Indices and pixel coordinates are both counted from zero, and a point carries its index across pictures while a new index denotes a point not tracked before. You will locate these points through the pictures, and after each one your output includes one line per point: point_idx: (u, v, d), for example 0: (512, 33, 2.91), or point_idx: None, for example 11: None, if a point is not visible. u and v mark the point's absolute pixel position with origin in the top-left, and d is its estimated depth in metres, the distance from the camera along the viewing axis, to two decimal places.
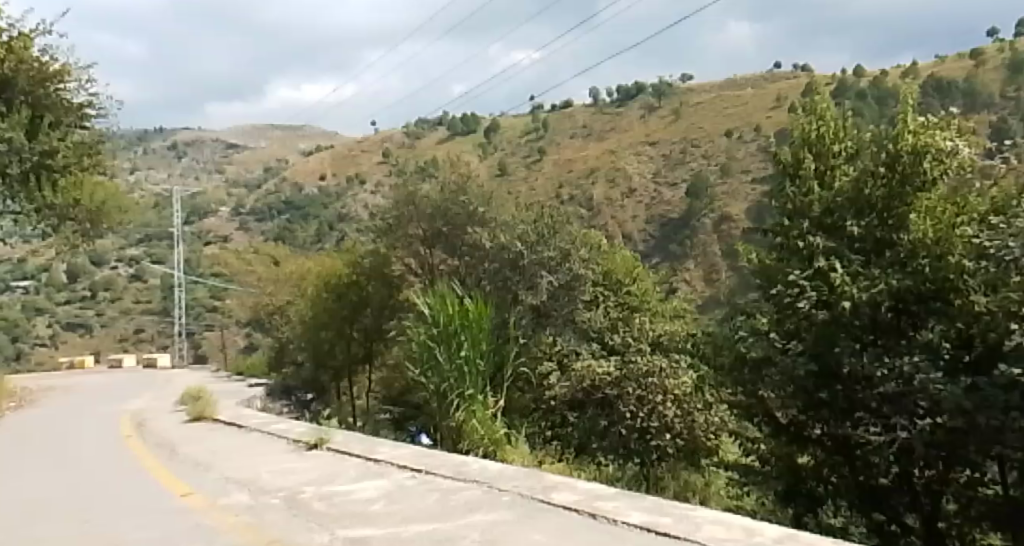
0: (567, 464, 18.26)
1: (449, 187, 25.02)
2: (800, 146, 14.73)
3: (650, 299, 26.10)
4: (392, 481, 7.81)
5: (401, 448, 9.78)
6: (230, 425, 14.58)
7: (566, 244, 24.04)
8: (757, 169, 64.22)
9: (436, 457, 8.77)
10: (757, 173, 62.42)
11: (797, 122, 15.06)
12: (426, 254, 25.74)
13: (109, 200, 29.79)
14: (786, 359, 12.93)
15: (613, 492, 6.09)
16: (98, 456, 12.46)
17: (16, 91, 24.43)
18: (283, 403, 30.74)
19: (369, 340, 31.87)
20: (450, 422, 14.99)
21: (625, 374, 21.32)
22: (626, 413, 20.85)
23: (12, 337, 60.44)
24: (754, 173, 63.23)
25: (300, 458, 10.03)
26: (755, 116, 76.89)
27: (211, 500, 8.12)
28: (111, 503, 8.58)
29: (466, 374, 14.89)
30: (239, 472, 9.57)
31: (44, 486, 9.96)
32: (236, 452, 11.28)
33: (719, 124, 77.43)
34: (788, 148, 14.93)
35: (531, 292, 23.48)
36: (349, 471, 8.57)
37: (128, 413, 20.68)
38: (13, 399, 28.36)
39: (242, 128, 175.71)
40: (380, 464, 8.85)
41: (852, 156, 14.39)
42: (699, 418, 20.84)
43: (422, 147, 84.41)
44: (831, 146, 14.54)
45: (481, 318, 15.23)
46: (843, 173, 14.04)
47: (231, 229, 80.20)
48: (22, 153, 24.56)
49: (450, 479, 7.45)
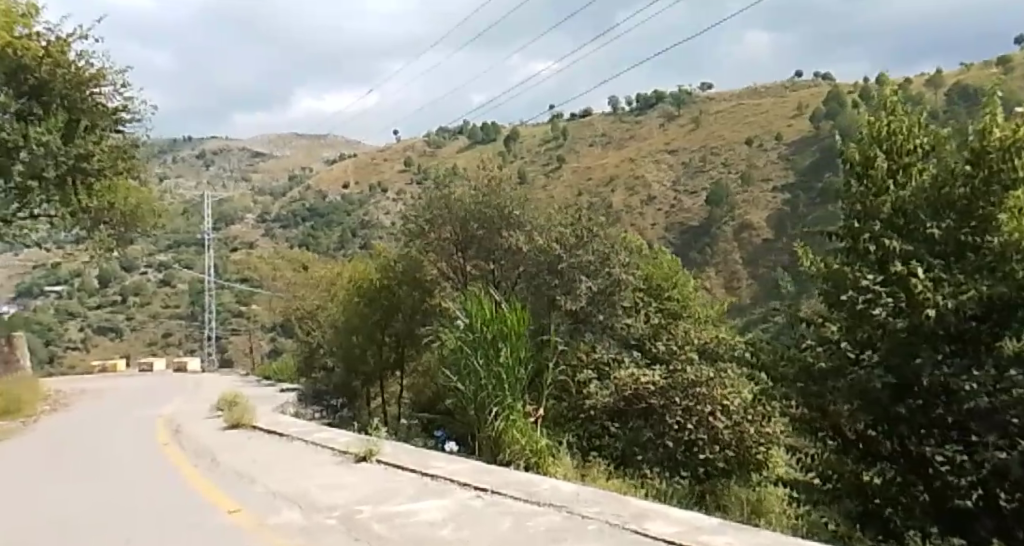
0: (611, 475, 17.79)
1: (480, 190, 24.28)
2: (869, 143, 14.00)
3: (691, 305, 25.85)
4: (456, 501, 7.17)
5: (457, 461, 9.13)
6: (268, 432, 14.06)
7: (605, 248, 23.11)
8: (779, 178, 64.96)
9: (502, 473, 8.12)
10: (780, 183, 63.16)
11: (865, 120, 14.37)
12: (459, 259, 25.05)
13: (143, 204, 29.67)
14: (860, 371, 12.19)
15: (717, 524, 5.43)
16: (135, 467, 11.96)
17: (53, 96, 24.29)
18: (315, 408, 30.39)
19: (400, 346, 31.38)
20: (488, 431, 14.28)
21: (671, 383, 20.64)
22: (672, 424, 20.03)
23: (45, 341, 60.84)
24: (776, 183, 64.17)
25: (349, 471, 9.45)
26: (775, 126, 76.39)
27: (260, 518, 7.52)
28: (152, 520, 8.03)
29: (503, 382, 14.26)
30: (285, 485, 8.97)
31: (79, 501, 9.45)
32: (278, 462, 10.71)
33: (739, 133, 76.94)
34: (856, 145, 14.21)
35: (568, 296, 22.57)
36: (409, 487, 7.97)
37: (164, 418, 20.28)
38: (48, 401, 28.41)
39: (264, 138, 177.74)
40: (438, 480, 8.20)
41: (928, 154, 13.68)
42: (750, 429, 20.08)
43: (443, 155, 84.69)
44: (904, 144, 13.81)
45: (519, 324, 14.63)
46: (920, 171, 13.33)
47: (256, 236, 80.52)
48: (58, 156, 24.34)
49: (523, 500, 6.81)
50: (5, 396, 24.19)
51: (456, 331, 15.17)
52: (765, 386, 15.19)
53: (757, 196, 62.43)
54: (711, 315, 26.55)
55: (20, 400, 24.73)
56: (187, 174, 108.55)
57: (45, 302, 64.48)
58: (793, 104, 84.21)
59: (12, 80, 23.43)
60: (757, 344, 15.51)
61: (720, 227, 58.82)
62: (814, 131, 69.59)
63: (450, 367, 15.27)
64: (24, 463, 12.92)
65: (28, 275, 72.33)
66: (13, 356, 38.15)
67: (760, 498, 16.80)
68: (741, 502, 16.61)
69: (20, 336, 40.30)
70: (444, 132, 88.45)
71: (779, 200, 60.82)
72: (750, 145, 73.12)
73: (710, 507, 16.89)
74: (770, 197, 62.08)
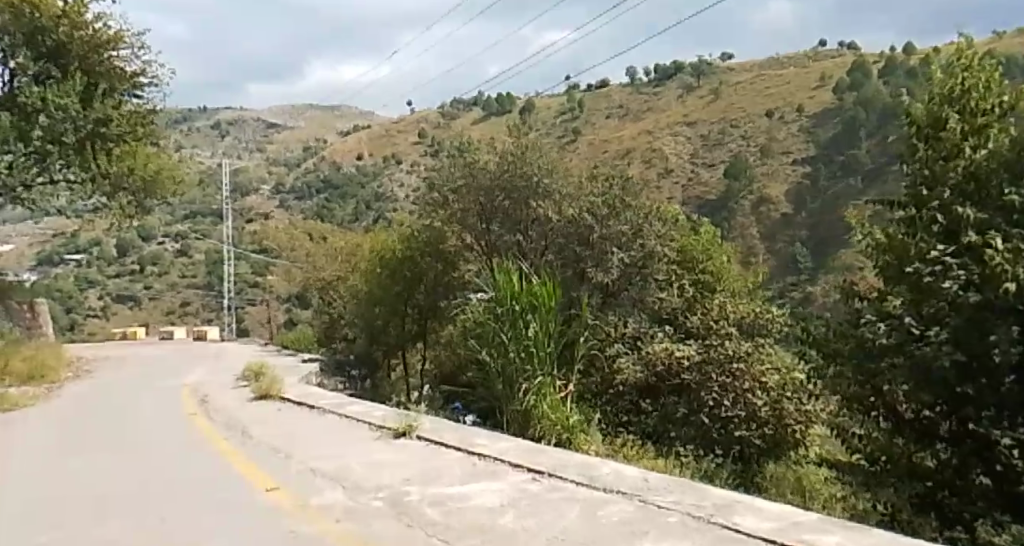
0: (645, 453, 17.28)
1: (508, 155, 23.50)
2: (940, 103, 13.24)
3: (727, 279, 24.78)
4: (511, 484, 6.67)
5: (504, 440, 8.58)
6: (299, 404, 13.58)
7: (638, 218, 22.49)
8: (799, 152, 65.20)
9: (558, 453, 7.59)
10: (799, 160, 63.59)
11: (935, 78, 13.57)
12: (484, 228, 24.27)
13: (164, 170, 29.21)
14: (922, 348, 11.58)
15: (817, 520, 4.82)
16: (164, 438, 11.60)
17: (72, 58, 25.31)
18: (338, 380, 29.99)
19: (424, 318, 31.04)
20: (517, 407, 13.75)
21: (707, 359, 20.06)
22: (708, 400, 19.39)
23: (66, 309, 60.97)
24: (796, 156, 64.63)
25: (390, 447, 8.98)
26: (796, 98, 75.04)
27: (301, 498, 7.05)
28: (187, 496, 7.60)
29: (533, 355, 13.72)
30: (324, 462, 8.51)
31: (111, 474, 9.08)
32: (314, 436, 10.27)
33: (758, 105, 75.51)
34: (924, 106, 13.47)
35: (601, 269, 22.29)
36: (460, 468, 7.48)
37: (190, 387, 19.98)
38: (71, 367, 28.42)
39: (276, 109, 177.24)
40: (487, 459, 7.69)
41: (1007, 112, 12.81)
42: (790, 407, 19.30)
43: (458, 125, 84.02)
44: (982, 101, 12.90)
45: (550, 298, 14.09)
46: (1000, 132, 12.50)
47: (272, 206, 79.97)
48: (77, 120, 25.01)
49: (585, 486, 6.25)
50: (29, 362, 23.98)
51: (487, 302, 14.83)
52: (818, 363, 14.62)
53: (776, 169, 63.02)
54: (748, 288, 25.81)
55: (43, 366, 24.49)
56: (202, 143, 107.95)
57: (66, 270, 64.69)
58: (815, 76, 82.76)
59: (31, 41, 24.65)
60: (810, 320, 15.00)
61: (737, 201, 58.05)
62: (838, 103, 68.41)
63: (477, 340, 14.77)
64: (46, 431, 12.62)
65: (47, 243, 72.47)
66: (34, 323, 37.99)
67: (798, 476, 16.30)
68: (780, 483, 16.15)
69: (42, 303, 40.30)
70: (459, 103, 87.36)
71: (800, 172, 61.98)
72: (771, 117, 71.98)
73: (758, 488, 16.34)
74: (790, 169, 63.03)
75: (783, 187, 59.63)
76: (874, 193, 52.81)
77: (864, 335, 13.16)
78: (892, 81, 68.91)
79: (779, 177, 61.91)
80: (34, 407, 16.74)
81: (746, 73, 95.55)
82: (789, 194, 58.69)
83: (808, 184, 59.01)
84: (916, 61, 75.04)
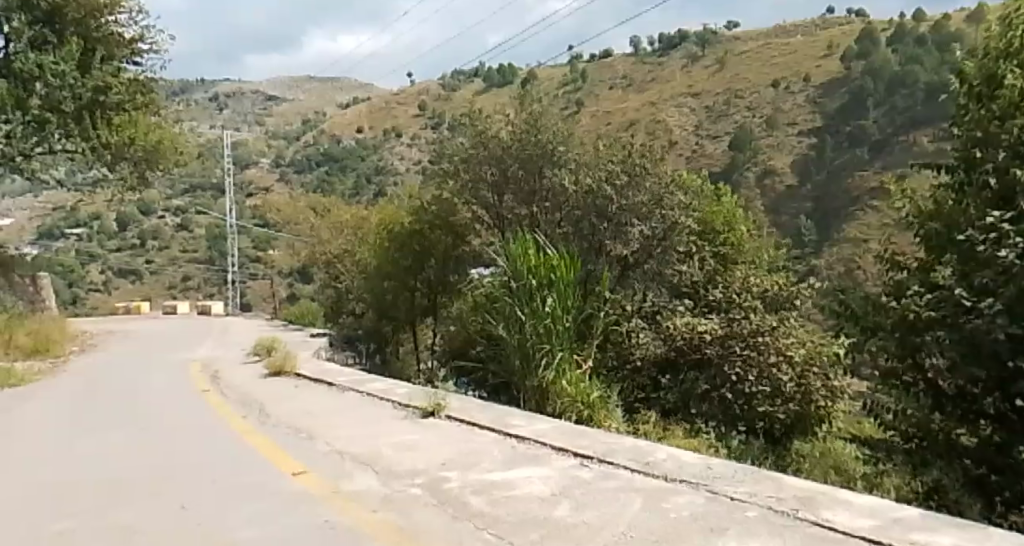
0: (666, 431, 16.82)
1: (520, 123, 22.90)
2: (994, 61, 12.53)
3: (746, 250, 24.22)
4: (559, 471, 6.18)
5: (542, 421, 8.09)
6: (316, 381, 13.09)
7: (658, 188, 21.76)
8: (804, 123, 64.57)
9: (606, 437, 7.10)
10: (804, 132, 62.97)
11: (992, 35, 12.82)
12: (494, 200, 23.67)
13: (165, 141, 28.88)
14: (974, 320, 11.00)
15: (919, 518, 4.31)
16: (177, 417, 11.16)
17: (67, 23, 25.38)
18: (348, 355, 29.54)
19: (433, 292, 30.53)
20: (534, 382, 13.29)
21: (730, 333, 19.55)
22: (732, 375, 18.90)
23: (69, 283, 60.61)
24: (801, 128, 64.00)
25: (420, 428, 8.53)
26: (803, 67, 74.01)
27: (333, 483, 6.60)
28: (210, 479, 7.16)
29: (552, 329, 13.25)
30: (351, 444, 8.04)
31: (126, 455, 8.66)
32: (336, 415, 9.83)
33: (764, 75, 74.40)
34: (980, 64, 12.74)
35: (620, 241, 21.39)
36: (500, 452, 7.03)
37: (198, 362, 19.53)
38: (76, 341, 28.12)
39: (275, 81, 176.01)
40: (527, 443, 7.22)
41: None
42: (816, 382, 19.08)
43: (460, 97, 83.34)
44: None
45: (568, 272, 13.62)
46: None
47: (273, 180, 79.22)
48: (75, 88, 24.89)
49: (643, 473, 5.76)
50: (33, 336, 23.53)
51: (503, 275, 14.34)
52: (855, 338, 14.09)
53: (782, 140, 62.34)
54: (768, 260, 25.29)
55: (47, 340, 24.06)
56: (201, 115, 106.92)
57: (67, 244, 64.29)
58: (822, 45, 81.75)
59: (25, 5, 24.75)
60: (846, 294, 14.44)
61: (742, 173, 57.38)
62: (845, 73, 67.63)
63: (493, 314, 14.30)
64: (51, 411, 12.17)
65: (48, 216, 71.95)
66: (37, 296, 37.49)
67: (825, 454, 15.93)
68: (810, 464, 15.63)
69: (44, 277, 39.88)
70: (460, 74, 86.36)
71: (805, 144, 61.43)
72: (776, 88, 71.22)
73: (790, 469, 15.78)
74: (794, 140, 62.47)
75: (788, 159, 59.14)
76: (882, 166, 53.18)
77: (909, 308, 12.56)
78: (900, 50, 67.92)
79: (784, 148, 61.17)
80: (38, 383, 16.32)
81: (751, 42, 94.25)
82: (794, 166, 58.30)
83: (813, 155, 58.60)
84: (924, 29, 73.97)
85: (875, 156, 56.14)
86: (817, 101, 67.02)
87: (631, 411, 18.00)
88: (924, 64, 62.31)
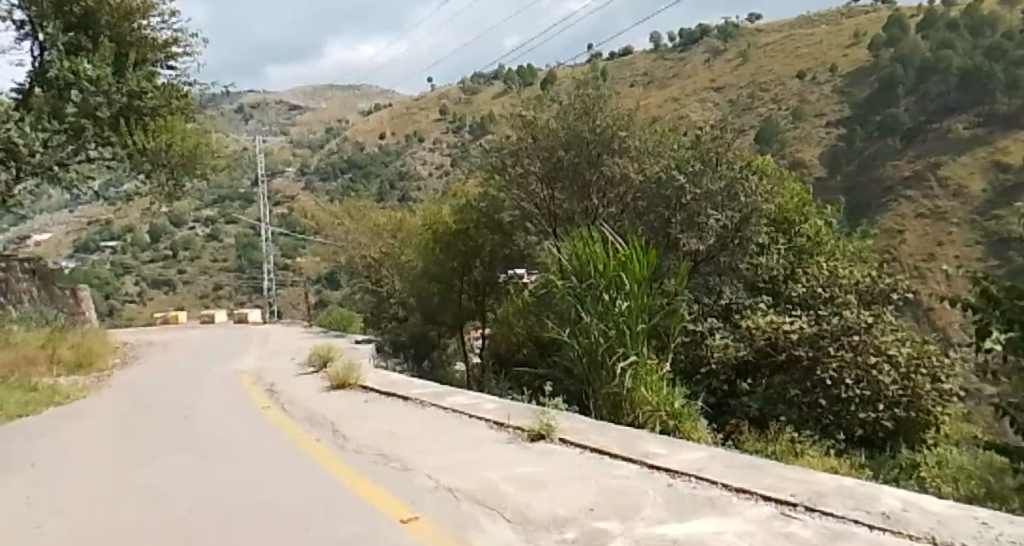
0: (756, 444, 15.49)
1: (572, 109, 21.43)
2: None
3: (825, 240, 22.23)
4: (760, 525, 4.68)
5: (689, 448, 6.64)
6: (387, 395, 11.78)
7: (733, 172, 20.65)
8: (834, 113, 61.36)
9: (795, 472, 5.64)
10: (835, 121, 59.95)
11: None
12: (545, 193, 22.48)
13: (203, 146, 28.14)
14: None
15: None
16: (239, 441, 9.91)
17: (101, 26, 24.76)
18: (395, 361, 28.18)
19: (481, 294, 29.03)
20: (609, 391, 11.71)
21: (820, 332, 18.04)
22: (826, 379, 17.35)
23: (105, 295, 60.15)
24: (830, 118, 60.82)
25: (539, 457, 7.18)
26: (829, 57, 71.50)
27: (459, 534, 5.31)
28: (295, 527, 5.86)
29: (626, 328, 11.71)
30: (462, 480, 6.77)
31: (188, 493, 7.40)
32: (429, 438, 8.54)
33: (790, 67, 71.90)
34: None
35: (695, 235, 20.28)
36: (659, 493, 5.63)
37: (250, 373, 18.51)
38: (117, 353, 27.36)
39: (297, 92, 176.70)
40: (686, 480, 5.80)
41: None
42: (924, 384, 17.46)
43: (481, 101, 82.62)
44: None
45: (643, 265, 12.04)
46: None
47: (298, 188, 78.17)
48: (110, 94, 24.21)
49: (888, 533, 4.26)
50: (76, 349, 22.51)
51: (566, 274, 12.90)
52: (1008, 333, 14.16)
53: (808, 132, 58.81)
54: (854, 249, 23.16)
55: (90, 353, 22.98)
56: (227, 125, 106.89)
57: (102, 258, 63.84)
58: (850, 31, 79.69)
59: (59, 11, 24.30)
60: (988, 283, 14.56)
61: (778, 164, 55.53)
62: (874, 60, 65.62)
63: (561, 319, 12.84)
64: (99, 436, 11.02)
65: (82, 231, 71.73)
66: (77, 309, 36.73)
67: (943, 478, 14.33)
68: (942, 482, 14.24)
69: (82, 289, 39.20)
70: (479, 77, 85.23)
71: (834, 135, 57.84)
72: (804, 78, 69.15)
73: (921, 486, 14.31)
74: (823, 132, 58.91)
75: (818, 149, 56.10)
76: (915, 154, 53.49)
77: None
78: (930, 34, 65.51)
79: (812, 141, 57.63)
80: (85, 401, 15.38)
81: (774, 35, 91.80)
82: (823, 157, 54.95)
83: (843, 147, 55.21)
84: (954, 13, 71.50)
85: (908, 145, 54.90)
86: (844, 91, 64.24)
87: (715, 422, 16.80)
88: (957, 49, 60.11)
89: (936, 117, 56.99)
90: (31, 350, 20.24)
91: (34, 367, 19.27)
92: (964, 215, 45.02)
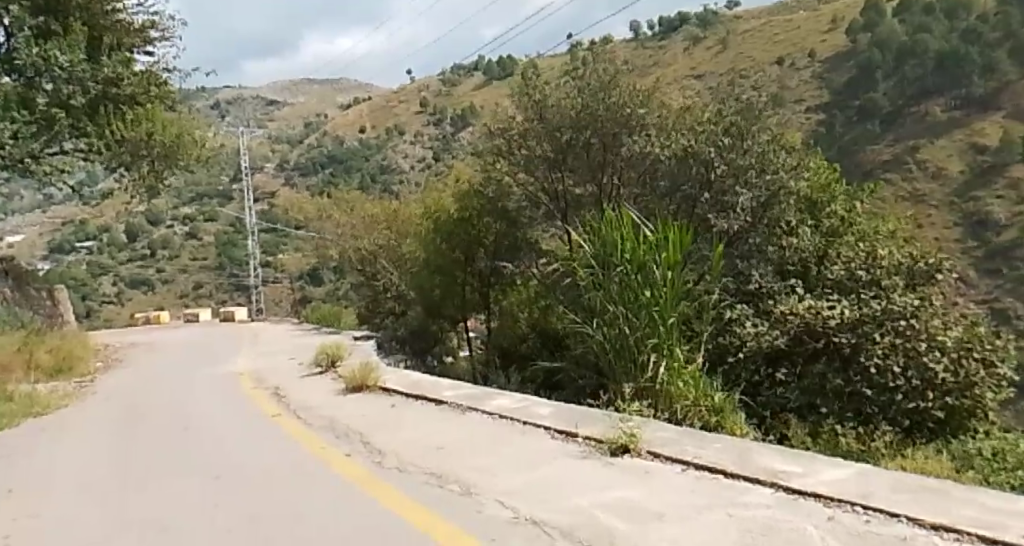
0: (798, 438, 14.41)
1: (587, 87, 21.34)
2: None
3: (858, 221, 21.08)
4: None
5: (828, 468, 5.39)
6: (416, 398, 10.52)
7: (763, 145, 19.88)
8: (813, 97, 59.18)
9: (998, 501, 4.41)
10: (813, 103, 57.81)
11: None
12: (554, 176, 22.64)
13: (185, 134, 26.90)
14: None
15: None
16: (253, 457, 8.57)
17: (70, 10, 23.04)
18: (398, 358, 27.14)
19: (486, 285, 27.70)
20: (636, 387, 10.27)
21: (862, 317, 16.92)
22: (870, 366, 16.28)
23: (82, 296, 58.27)
24: (810, 100, 58.81)
25: (632, 477, 5.90)
26: (808, 42, 70.58)
27: None
28: None
29: (661, 320, 10.22)
30: (552, 508, 5.51)
31: (198, 526, 6.05)
32: (490, 451, 7.25)
33: (772, 52, 70.83)
34: None
35: (723, 215, 19.49)
36: (825, 530, 4.35)
37: (248, 376, 17.18)
38: (101, 356, 25.96)
39: (275, 87, 174.08)
40: (855, 512, 4.53)
41: None
42: (975, 368, 16.46)
43: (461, 94, 81.10)
44: None
45: (678, 247, 10.42)
46: None
47: (278, 184, 76.36)
48: (84, 81, 22.60)
49: None
50: (54, 353, 21.02)
51: (588, 264, 11.52)
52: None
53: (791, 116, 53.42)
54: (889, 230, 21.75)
55: (70, 356, 21.48)
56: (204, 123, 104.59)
57: (78, 258, 61.94)
58: (830, 16, 78.88)
59: None
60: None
61: None
62: (856, 44, 64.66)
63: (588, 310, 11.61)
64: (86, 455, 9.64)
65: (58, 232, 69.62)
66: (54, 310, 35.12)
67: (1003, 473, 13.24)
68: (1002, 475, 13.18)
69: (60, 290, 37.52)
70: (458, 68, 83.63)
71: (815, 119, 56.38)
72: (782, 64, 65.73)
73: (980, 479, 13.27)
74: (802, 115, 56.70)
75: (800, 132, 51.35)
76: (898, 135, 52.63)
77: None
78: (910, 16, 64.68)
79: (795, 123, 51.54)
80: (70, 410, 14.01)
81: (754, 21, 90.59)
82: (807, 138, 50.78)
83: (822, 130, 53.79)
84: None
85: (888, 129, 53.50)
86: (823, 76, 62.52)
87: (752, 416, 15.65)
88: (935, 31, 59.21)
89: (915, 101, 55.83)
90: (7, 356, 18.78)
91: (9, 374, 17.75)
92: (943, 196, 43.99)
